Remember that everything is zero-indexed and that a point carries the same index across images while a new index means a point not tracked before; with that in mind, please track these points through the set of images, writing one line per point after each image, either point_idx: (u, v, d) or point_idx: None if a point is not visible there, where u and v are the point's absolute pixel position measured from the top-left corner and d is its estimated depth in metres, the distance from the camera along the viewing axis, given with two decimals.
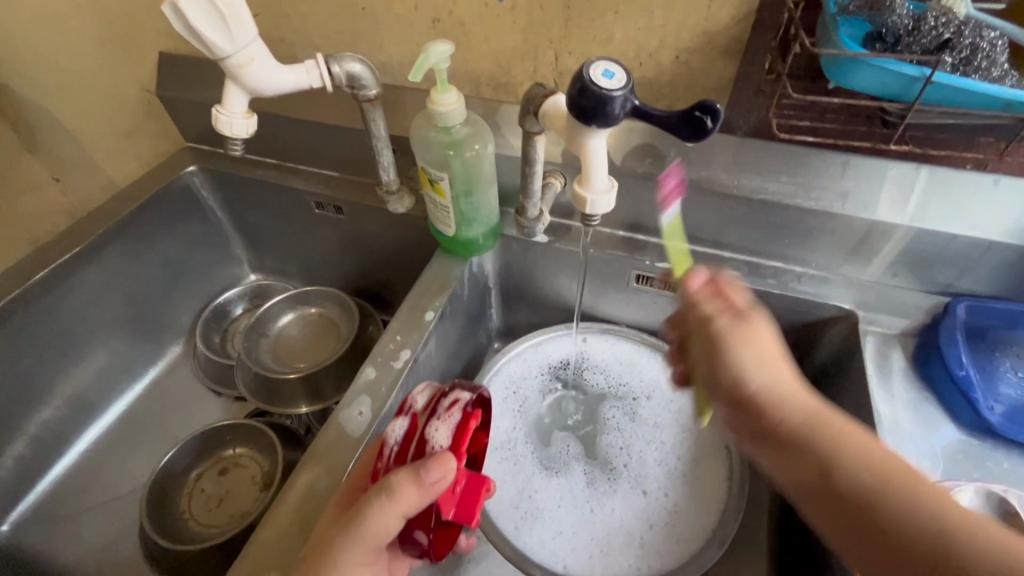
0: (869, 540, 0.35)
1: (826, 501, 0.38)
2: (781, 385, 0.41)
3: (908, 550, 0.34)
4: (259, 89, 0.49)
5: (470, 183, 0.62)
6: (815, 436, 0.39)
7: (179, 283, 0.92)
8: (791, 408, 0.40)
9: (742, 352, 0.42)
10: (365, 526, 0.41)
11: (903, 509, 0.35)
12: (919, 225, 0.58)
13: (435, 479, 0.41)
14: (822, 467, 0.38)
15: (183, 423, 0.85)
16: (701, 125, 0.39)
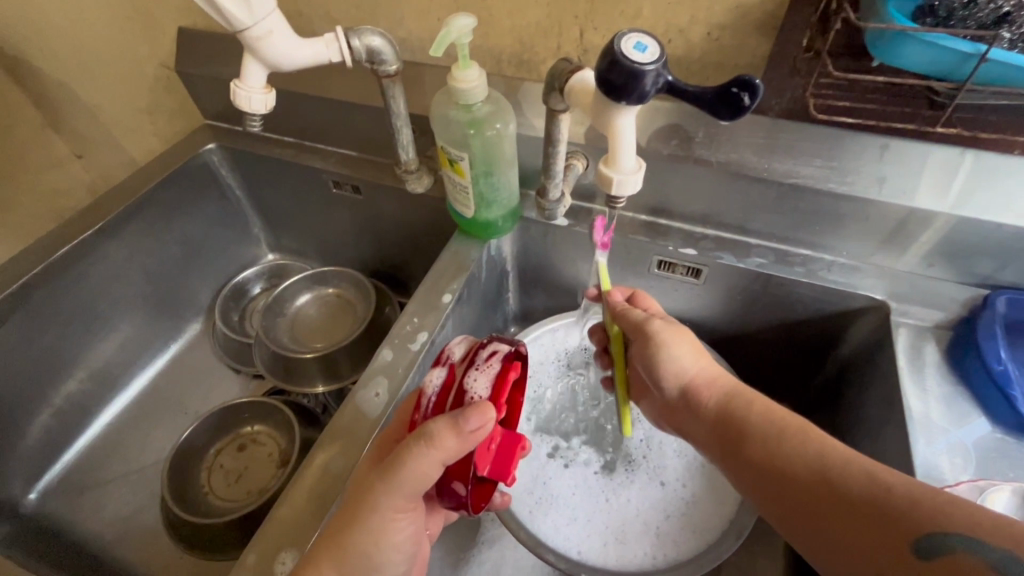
0: (773, 483, 0.46)
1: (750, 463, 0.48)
2: (705, 378, 0.55)
3: (805, 485, 0.44)
4: (278, 63, 0.48)
5: (490, 163, 0.61)
6: (734, 408, 0.52)
7: (198, 261, 0.92)
8: (711, 393, 0.54)
9: (669, 343, 0.55)
10: (403, 472, 0.41)
11: (806, 467, 0.44)
12: (959, 214, 0.54)
13: (475, 426, 0.41)
14: (747, 448, 0.49)
15: (202, 399, 0.87)
16: (737, 102, 0.37)
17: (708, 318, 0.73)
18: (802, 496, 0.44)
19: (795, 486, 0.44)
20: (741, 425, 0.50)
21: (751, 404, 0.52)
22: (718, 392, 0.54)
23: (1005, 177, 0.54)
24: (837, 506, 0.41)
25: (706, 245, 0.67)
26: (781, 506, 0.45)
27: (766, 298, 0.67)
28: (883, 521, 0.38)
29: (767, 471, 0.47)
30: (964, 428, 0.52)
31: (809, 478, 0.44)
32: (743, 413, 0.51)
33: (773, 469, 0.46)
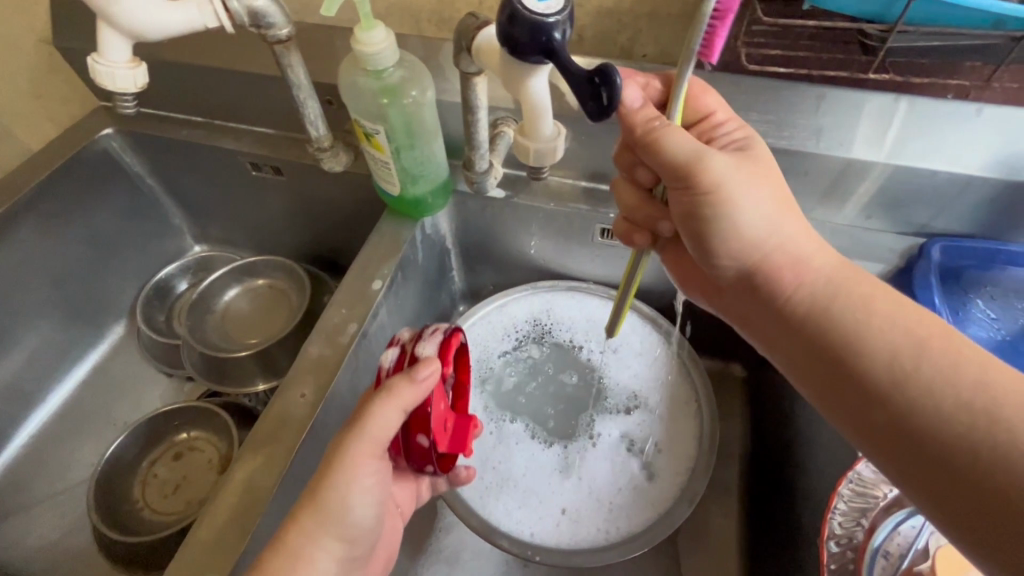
0: (840, 389, 0.40)
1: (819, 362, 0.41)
2: (779, 246, 0.43)
3: (880, 403, 0.37)
4: (139, 31, 0.42)
5: (411, 134, 0.56)
6: (831, 302, 0.41)
7: (113, 259, 0.84)
8: (781, 266, 0.43)
9: (742, 200, 0.43)
10: (368, 422, 0.41)
11: (876, 362, 0.38)
12: (896, 162, 0.53)
13: (427, 374, 0.42)
14: (829, 350, 0.41)
15: (134, 408, 0.81)
16: (593, 97, 0.32)
17: (655, 283, 0.72)
18: (854, 391, 0.39)
19: (842, 380, 0.39)
20: (818, 313, 0.42)
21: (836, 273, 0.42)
22: (796, 264, 0.43)
23: (936, 123, 0.52)
24: (914, 412, 0.36)
25: None
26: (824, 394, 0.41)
27: None
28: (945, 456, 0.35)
29: (819, 355, 0.41)
30: None
31: (868, 374, 0.38)
32: (828, 290, 0.42)
33: (826, 351, 0.41)
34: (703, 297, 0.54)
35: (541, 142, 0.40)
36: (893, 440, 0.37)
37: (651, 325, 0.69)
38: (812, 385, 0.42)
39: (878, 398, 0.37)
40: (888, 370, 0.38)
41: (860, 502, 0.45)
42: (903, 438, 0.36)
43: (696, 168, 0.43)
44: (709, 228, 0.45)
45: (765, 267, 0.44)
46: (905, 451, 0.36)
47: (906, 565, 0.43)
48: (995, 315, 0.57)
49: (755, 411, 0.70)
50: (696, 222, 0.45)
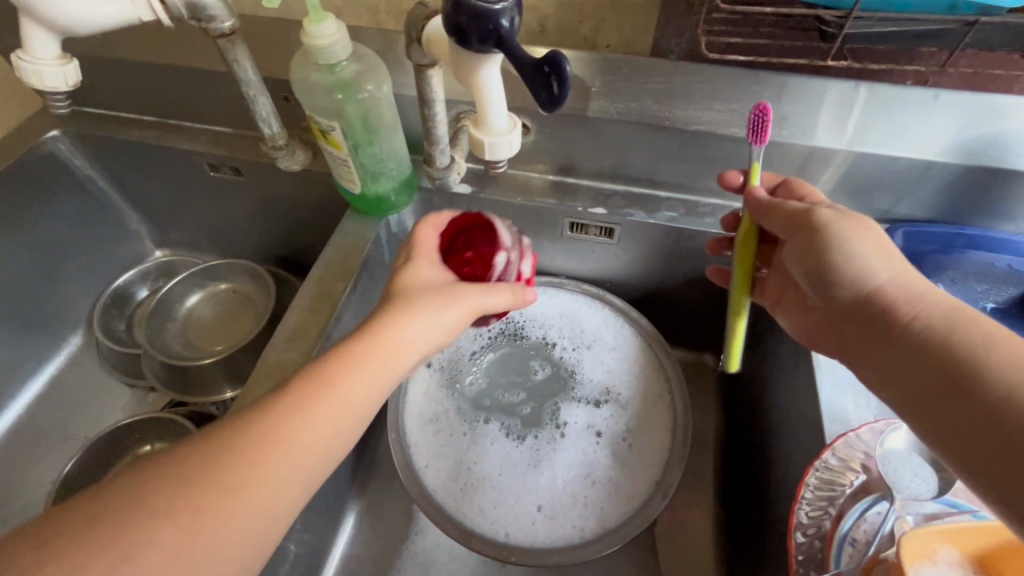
0: (961, 423, 0.36)
1: (937, 397, 0.37)
2: (904, 284, 0.41)
3: (1009, 438, 0.33)
4: (67, 26, 0.39)
5: (370, 131, 0.54)
6: (957, 334, 0.38)
7: (67, 267, 0.80)
8: (907, 299, 0.40)
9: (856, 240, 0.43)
10: (474, 300, 0.48)
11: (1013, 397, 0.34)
12: (858, 149, 0.53)
13: (534, 298, 0.53)
14: (958, 383, 0.36)
15: (94, 421, 0.78)
16: (545, 82, 0.30)
17: (626, 276, 0.71)
18: (991, 427, 0.34)
19: (974, 412, 0.35)
20: (947, 347, 0.38)
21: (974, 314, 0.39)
22: (916, 300, 0.40)
23: (896, 109, 0.52)
24: None
25: (616, 203, 0.64)
26: (949, 429, 0.36)
27: (682, 251, 0.65)
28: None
29: (948, 391, 0.37)
30: None
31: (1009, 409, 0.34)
32: (948, 324, 0.38)
33: (955, 386, 0.37)
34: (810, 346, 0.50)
35: (494, 133, 0.38)
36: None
37: (622, 319, 0.69)
38: (931, 420, 0.37)
39: (1014, 437, 0.33)
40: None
41: (827, 491, 0.46)
42: None
43: (807, 218, 0.45)
44: (827, 261, 0.43)
45: (886, 299, 0.41)
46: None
47: (872, 552, 0.43)
48: (954, 298, 0.57)
49: (727, 400, 0.71)
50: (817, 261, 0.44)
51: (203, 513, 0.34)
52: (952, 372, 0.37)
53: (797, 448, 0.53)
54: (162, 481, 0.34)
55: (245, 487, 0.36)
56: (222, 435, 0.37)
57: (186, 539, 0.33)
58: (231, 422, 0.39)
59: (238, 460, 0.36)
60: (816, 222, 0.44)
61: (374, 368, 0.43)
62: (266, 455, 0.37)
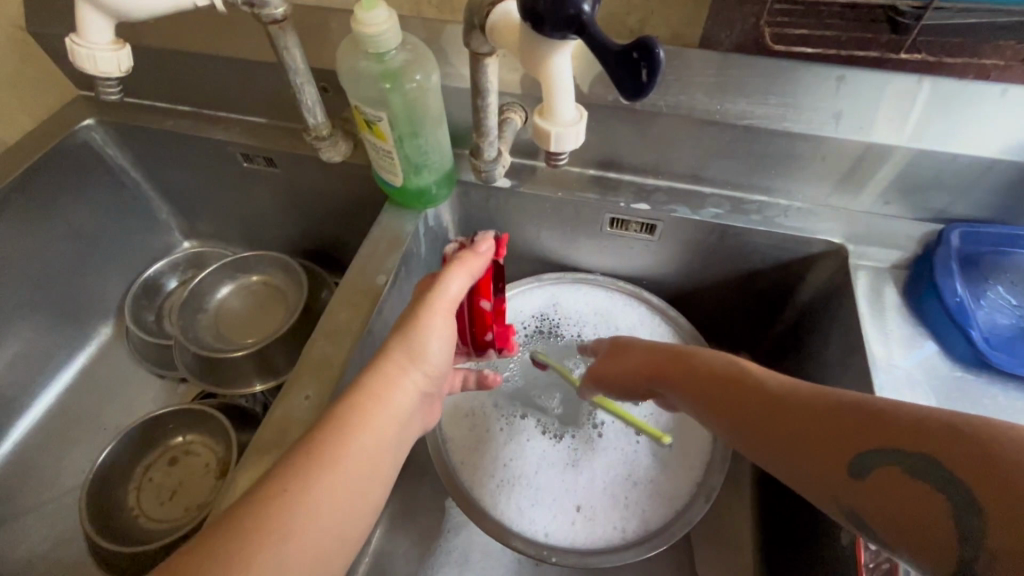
0: (738, 423, 0.42)
1: (716, 413, 0.44)
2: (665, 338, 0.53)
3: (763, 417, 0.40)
4: (122, 10, 0.38)
5: (414, 122, 0.53)
6: (697, 358, 0.48)
7: (98, 256, 0.80)
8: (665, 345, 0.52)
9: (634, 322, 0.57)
10: (441, 293, 0.48)
11: (772, 398, 0.40)
12: (919, 145, 0.52)
13: (485, 245, 0.52)
14: (712, 391, 0.45)
15: (124, 412, 0.77)
16: (635, 70, 0.29)
17: (663, 274, 0.70)
18: (766, 429, 0.39)
19: (759, 421, 0.40)
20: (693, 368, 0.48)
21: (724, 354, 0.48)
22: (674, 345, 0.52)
23: (961, 105, 0.50)
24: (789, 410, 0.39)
25: (659, 199, 0.63)
26: (750, 448, 0.40)
27: (725, 250, 0.64)
28: (841, 447, 0.34)
29: (733, 412, 0.42)
30: (917, 359, 0.52)
31: (773, 408, 0.39)
32: (687, 354, 0.50)
33: (734, 412, 0.42)
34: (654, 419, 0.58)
35: (560, 121, 0.37)
36: (797, 444, 0.37)
37: (660, 317, 0.68)
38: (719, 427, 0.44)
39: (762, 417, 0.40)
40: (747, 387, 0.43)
41: None
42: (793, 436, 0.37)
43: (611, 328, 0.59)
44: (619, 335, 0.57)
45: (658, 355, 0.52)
46: (802, 445, 0.37)
47: None
48: (1015, 300, 0.54)
49: None
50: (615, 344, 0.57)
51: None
52: (729, 397, 0.43)
53: None
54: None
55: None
56: (232, 520, 0.34)
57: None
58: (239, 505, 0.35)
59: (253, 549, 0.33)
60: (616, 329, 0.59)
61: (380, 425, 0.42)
62: (282, 540, 0.34)
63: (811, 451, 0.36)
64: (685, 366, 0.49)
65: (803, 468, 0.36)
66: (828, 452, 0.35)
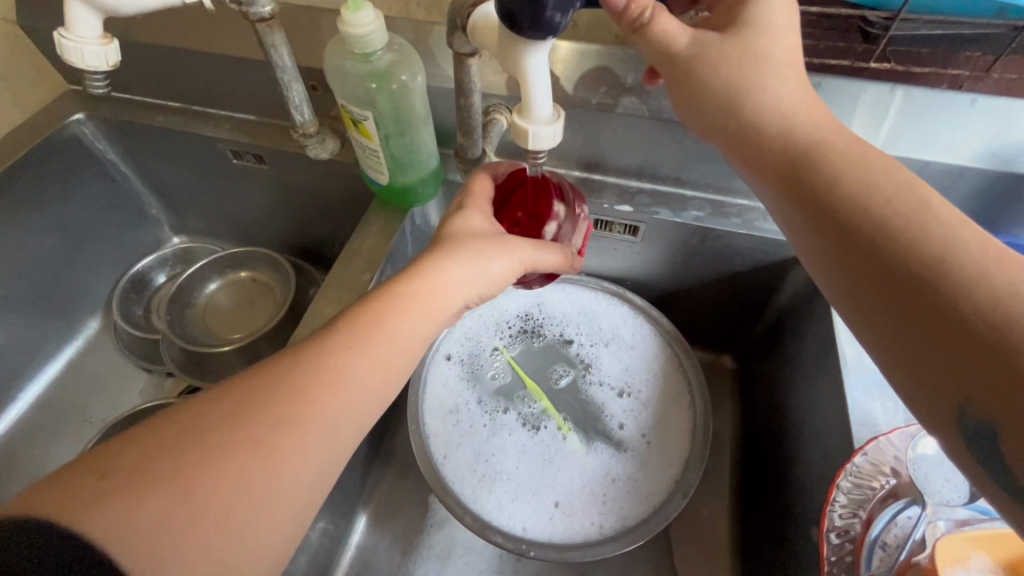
0: (858, 269, 0.36)
1: (833, 241, 0.37)
2: (798, 99, 0.41)
3: (897, 268, 0.34)
4: (109, 6, 0.39)
5: (401, 121, 0.54)
6: (828, 163, 0.39)
7: (87, 251, 0.80)
8: (796, 122, 0.41)
9: (710, 58, 0.42)
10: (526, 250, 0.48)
11: (913, 250, 0.34)
12: (892, 153, 0.53)
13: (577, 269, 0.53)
14: (842, 209, 0.37)
15: (111, 405, 0.78)
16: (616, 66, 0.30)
17: (647, 275, 0.71)
18: (899, 291, 0.34)
19: (881, 275, 0.34)
20: (829, 187, 0.38)
21: (889, 178, 0.37)
22: (789, 127, 0.41)
23: (932, 113, 0.52)
24: (941, 277, 0.32)
25: (642, 201, 0.64)
26: (856, 295, 0.36)
27: (706, 252, 0.65)
28: (997, 347, 0.30)
29: (855, 259, 0.36)
30: None
31: (914, 263, 0.33)
32: (813, 149, 0.40)
33: (863, 253, 0.36)
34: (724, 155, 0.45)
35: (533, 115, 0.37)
36: (934, 320, 0.32)
37: (642, 317, 0.69)
38: (836, 264, 0.37)
39: (906, 283, 0.33)
40: (874, 222, 0.36)
41: (857, 494, 0.46)
42: (916, 306, 0.33)
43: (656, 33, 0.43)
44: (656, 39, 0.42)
45: (759, 113, 0.41)
46: (941, 324, 0.32)
47: (905, 556, 0.43)
48: None
49: (746, 401, 0.71)
50: (743, 47, 0.41)
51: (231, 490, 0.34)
52: (861, 234, 0.36)
53: (820, 450, 0.54)
54: (190, 423, 0.34)
55: (273, 456, 0.35)
56: (251, 388, 0.37)
57: (237, 481, 0.34)
58: (267, 370, 0.38)
59: (277, 407, 0.37)
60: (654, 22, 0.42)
61: (402, 329, 0.43)
62: (295, 419, 0.37)
63: (950, 331, 0.31)
64: (813, 181, 0.39)
65: (925, 349, 0.32)
66: (979, 346, 0.30)
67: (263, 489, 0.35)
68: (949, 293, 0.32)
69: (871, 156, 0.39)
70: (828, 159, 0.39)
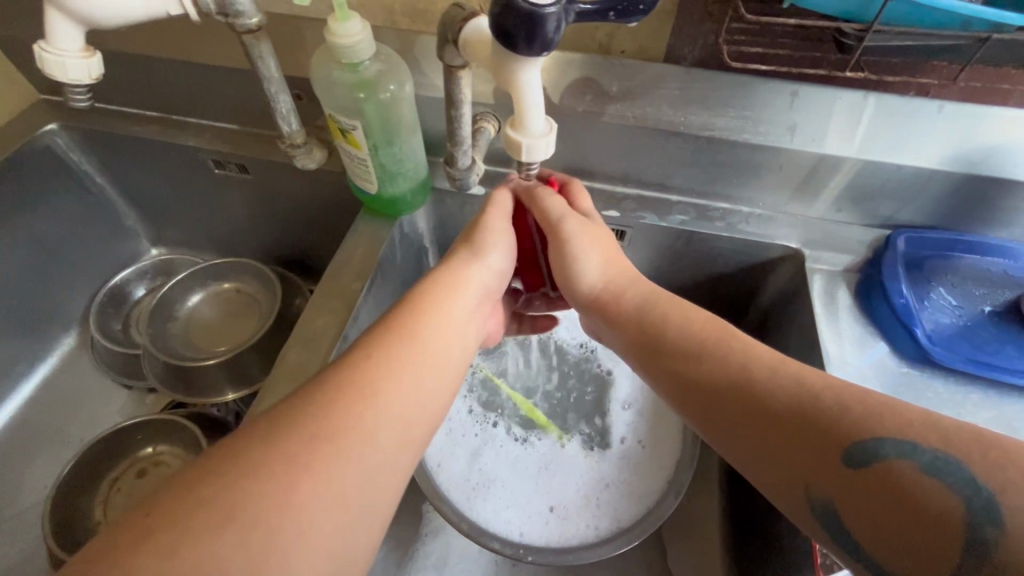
0: (707, 403, 0.41)
1: (682, 388, 0.44)
2: (619, 260, 0.53)
3: (725, 396, 0.40)
4: (93, 19, 0.38)
5: (390, 131, 0.54)
6: (658, 311, 0.48)
7: (62, 266, 0.78)
8: (624, 287, 0.51)
9: (581, 241, 0.52)
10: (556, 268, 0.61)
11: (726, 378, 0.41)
12: (867, 157, 0.56)
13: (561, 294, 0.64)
14: (670, 350, 0.45)
15: (89, 424, 0.75)
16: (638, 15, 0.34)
17: None
18: (744, 411, 0.39)
19: (731, 409, 0.40)
20: (662, 333, 0.47)
21: (702, 323, 0.46)
22: (624, 279, 0.52)
23: (902, 119, 0.54)
24: (763, 394, 0.38)
25: (629, 206, 0.65)
26: (719, 429, 0.40)
27: (691, 255, 0.67)
28: (814, 442, 0.35)
29: (703, 397, 0.42)
30: (870, 360, 0.56)
31: (734, 394, 0.40)
32: (647, 303, 0.49)
33: (706, 390, 0.42)
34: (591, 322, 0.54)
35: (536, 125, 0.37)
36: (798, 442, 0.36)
37: None
38: (694, 408, 0.43)
39: (744, 407, 0.39)
40: (694, 357, 0.44)
41: None
42: (760, 423, 0.38)
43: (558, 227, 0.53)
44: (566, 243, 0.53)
45: (609, 282, 0.52)
46: (801, 441, 0.36)
47: None
48: (957, 301, 0.58)
49: None
50: (594, 230, 0.54)
51: (263, 508, 0.32)
52: (699, 386, 0.42)
53: None
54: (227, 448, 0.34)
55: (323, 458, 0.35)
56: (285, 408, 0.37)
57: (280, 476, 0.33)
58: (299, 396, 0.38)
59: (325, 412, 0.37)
60: (565, 230, 0.52)
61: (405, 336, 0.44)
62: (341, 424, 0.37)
63: (785, 442, 0.36)
64: (653, 340, 0.47)
65: (798, 464, 0.35)
66: (825, 443, 0.34)
67: (298, 501, 0.33)
68: (783, 405, 0.37)
69: (692, 310, 0.48)
70: (658, 313, 0.48)
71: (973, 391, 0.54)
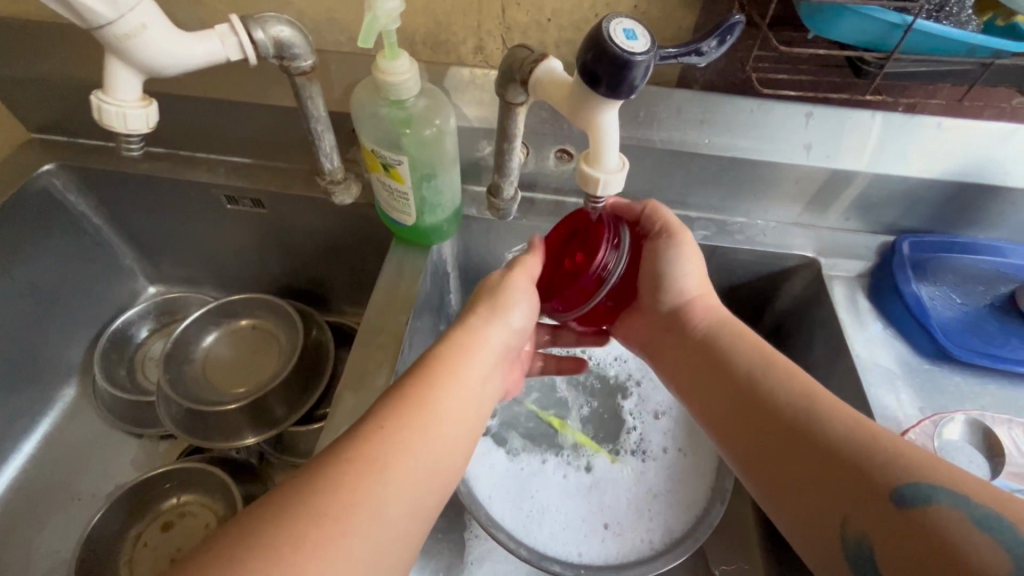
0: (759, 419, 0.46)
1: (737, 409, 0.48)
2: (701, 295, 0.57)
3: (778, 418, 0.45)
4: (158, 67, 0.38)
5: (431, 164, 0.54)
6: (728, 342, 0.52)
7: (60, 313, 0.74)
8: (697, 318, 0.55)
9: (686, 259, 0.56)
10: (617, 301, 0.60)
11: (786, 402, 0.45)
12: (876, 170, 0.59)
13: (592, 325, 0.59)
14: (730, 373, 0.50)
15: (99, 479, 0.71)
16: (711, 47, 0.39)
17: None
18: (793, 438, 0.43)
19: (777, 429, 0.44)
20: (726, 361, 0.51)
21: (764, 353, 0.50)
22: (710, 311, 0.55)
23: (904, 135, 0.59)
24: (818, 426, 0.42)
25: None
26: (761, 447, 0.45)
27: (711, 267, 0.70)
28: (858, 478, 0.39)
29: (753, 422, 0.46)
30: (894, 359, 0.60)
31: (790, 417, 0.44)
32: (716, 334, 0.53)
33: (758, 411, 0.46)
34: (657, 349, 0.58)
35: (612, 161, 0.39)
36: (835, 472, 0.40)
37: None
38: (739, 426, 0.48)
39: (792, 433, 0.43)
40: (755, 380, 0.48)
41: None
42: (806, 451, 0.42)
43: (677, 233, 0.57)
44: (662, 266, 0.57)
45: (688, 307, 0.56)
46: (837, 473, 0.40)
47: None
48: (964, 297, 0.62)
49: None
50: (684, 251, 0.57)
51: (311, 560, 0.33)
52: (757, 403, 0.47)
53: None
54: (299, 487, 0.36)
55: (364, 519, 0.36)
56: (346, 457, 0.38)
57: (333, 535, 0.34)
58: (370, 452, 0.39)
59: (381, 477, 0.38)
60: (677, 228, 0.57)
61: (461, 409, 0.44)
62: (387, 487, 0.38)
63: (823, 471, 0.40)
64: (719, 361, 0.52)
65: (832, 495, 0.39)
66: (864, 483, 0.38)
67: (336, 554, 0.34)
68: (840, 439, 0.41)
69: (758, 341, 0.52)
70: (723, 345, 0.52)
71: (987, 381, 0.59)
